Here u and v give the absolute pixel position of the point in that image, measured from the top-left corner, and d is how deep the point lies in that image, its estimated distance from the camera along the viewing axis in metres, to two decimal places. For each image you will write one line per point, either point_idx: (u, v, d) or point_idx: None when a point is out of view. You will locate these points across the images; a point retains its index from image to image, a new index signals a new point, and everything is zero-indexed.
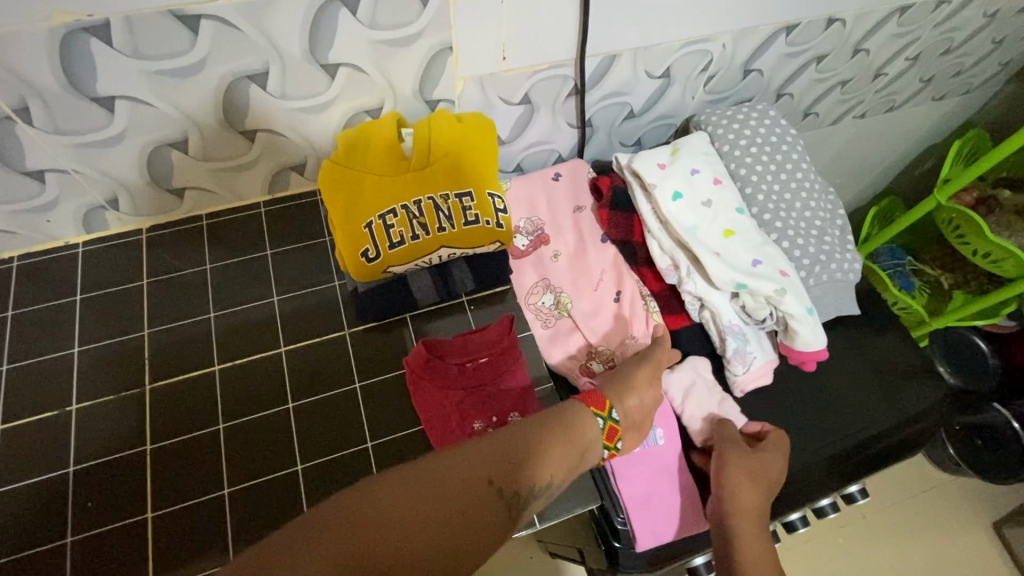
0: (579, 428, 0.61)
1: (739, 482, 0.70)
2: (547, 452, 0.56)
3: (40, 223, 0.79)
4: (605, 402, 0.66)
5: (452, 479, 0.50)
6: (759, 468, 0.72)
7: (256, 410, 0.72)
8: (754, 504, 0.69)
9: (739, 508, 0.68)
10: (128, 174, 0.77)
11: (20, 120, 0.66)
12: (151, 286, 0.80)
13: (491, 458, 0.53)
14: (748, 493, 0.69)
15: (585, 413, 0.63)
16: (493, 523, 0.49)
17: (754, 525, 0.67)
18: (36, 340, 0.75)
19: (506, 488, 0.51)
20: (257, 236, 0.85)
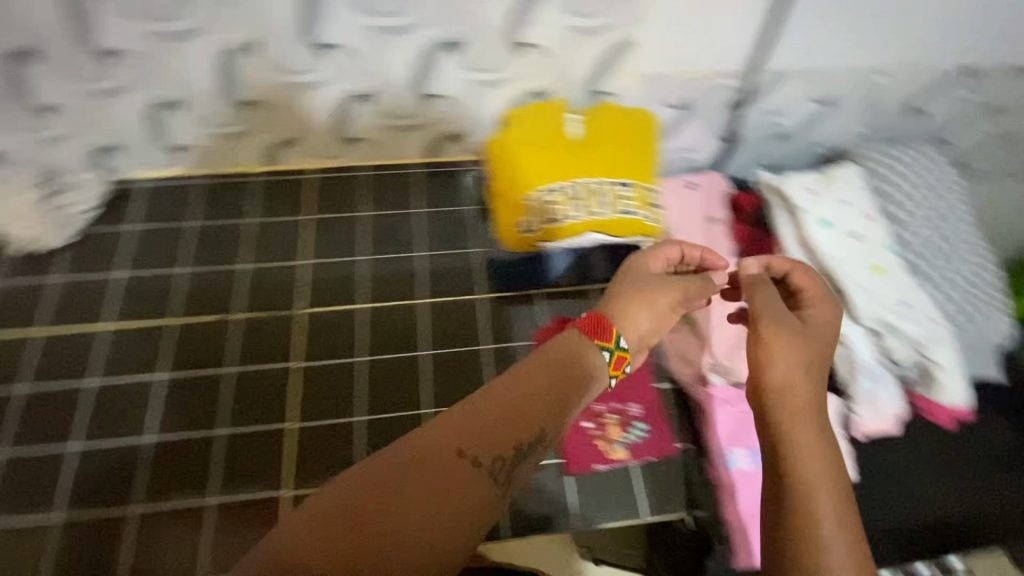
0: (569, 368, 0.55)
1: (782, 352, 0.59)
2: (534, 402, 0.51)
3: (229, 150, 0.86)
4: (610, 330, 0.60)
5: (420, 460, 0.45)
6: (808, 339, 0.61)
7: (392, 350, 0.77)
8: (799, 378, 0.58)
9: (778, 373, 0.58)
10: (313, 118, 0.83)
11: (249, 53, 0.73)
12: (310, 223, 0.86)
13: (463, 425, 0.48)
14: (789, 363, 0.58)
15: (582, 349, 0.58)
16: (471, 494, 0.44)
17: (801, 403, 0.56)
18: (208, 252, 0.83)
19: (481, 455, 0.46)
20: (407, 194, 0.89)
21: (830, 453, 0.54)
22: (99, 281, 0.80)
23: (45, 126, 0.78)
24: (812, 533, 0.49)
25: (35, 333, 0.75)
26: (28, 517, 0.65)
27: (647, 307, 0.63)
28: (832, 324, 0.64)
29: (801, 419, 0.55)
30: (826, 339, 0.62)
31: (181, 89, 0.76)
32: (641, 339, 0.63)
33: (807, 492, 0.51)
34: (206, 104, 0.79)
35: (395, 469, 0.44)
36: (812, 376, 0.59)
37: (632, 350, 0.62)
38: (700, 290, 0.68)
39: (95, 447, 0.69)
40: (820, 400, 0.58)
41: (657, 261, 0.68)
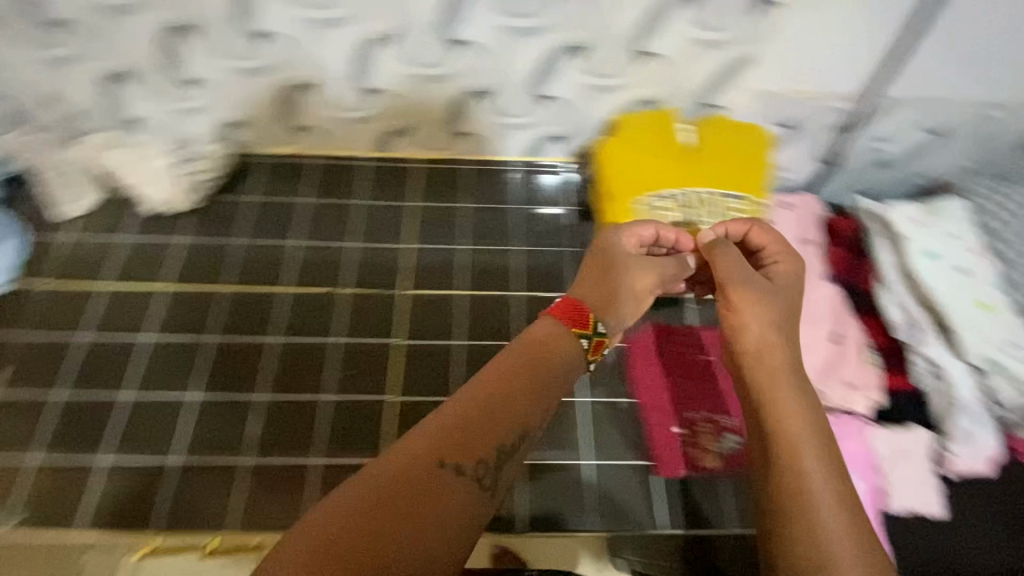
0: (548, 358, 0.55)
1: (753, 312, 0.60)
2: (517, 393, 0.50)
3: (342, 134, 0.89)
4: (587, 316, 0.60)
5: (405, 473, 0.42)
6: (777, 296, 0.62)
7: (488, 337, 0.81)
8: (769, 332, 0.59)
9: (747, 336, 0.59)
10: (428, 110, 0.85)
11: (382, 45, 0.75)
12: (415, 209, 0.90)
13: (442, 431, 0.45)
14: (759, 319, 0.59)
15: (556, 335, 0.57)
16: (461, 502, 0.43)
17: (776, 360, 0.57)
18: (318, 229, 0.87)
19: (466, 463, 0.44)
20: (505, 189, 0.93)
21: (810, 406, 0.54)
22: (217, 246, 0.85)
23: (181, 98, 0.82)
24: (802, 489, 0.49)
25: (160, 288, 0.81)
26: (150, 457, 0.70)
27: (619, 293, 0.64)
28: (795, 280, 0.64)
29: (780, 383, 0.55)
30: (790, 293, 0.63)
31: (313, 73, 0.79)
32: (619, 323, 0.63)
33: (792, 448, 0.51)
34: (332, 89, 0.82)
35: (381, 483, 0.41)
36: (784, 332, 0.59)
37: (612, 331, 0.63)
38: (671, 271, 0.68)
39: (211, 398, 0.74)
40: (796, 356, 0.58)
41: (625, 242, 0.68)
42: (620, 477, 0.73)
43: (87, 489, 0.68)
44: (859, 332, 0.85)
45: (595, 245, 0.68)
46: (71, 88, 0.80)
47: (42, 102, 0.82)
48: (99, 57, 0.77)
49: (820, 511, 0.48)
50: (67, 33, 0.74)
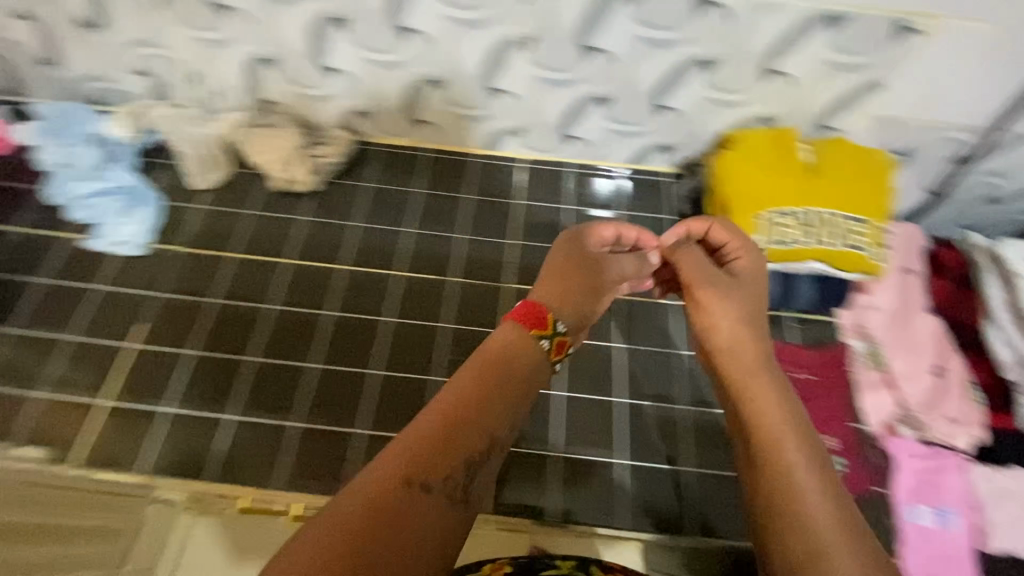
0: (507, 366, 0.51)
1: (719, 311, 0.59)
2: (479, 407, 0.47)
3: (458, 129, 0.92)
4: (546, 317, 0.56)
5: (368, 495, 0.40)
6: (739, 291, 0.61)
7: (591, 338, 0.84)
8: (738, 329, 0.57)
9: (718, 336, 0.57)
10: (546, 113, 0.87)
11: (519, 47, 0.77)
12: (521, 207, 0.93)
13: (409, 448, 0.43)
14: (725, 316, 0.58)
15: (518, 337, 0.54)
16: (433, 520, 0.41)
17: (758, 357, 0.55)
18: (430, 218, 0.92)
19: (433, 481, 0.42)
20: (609, 194, 0.94)
21: (789, 400, 0.51)
22: (337, 227, 0.89)
23: (319, 85, 0.87)
24: (788, 483, 0.46)
25: (284, 262, 0.86)
26: (271, 420, 0.74)
27: (579, 286, 0.61)
28: (757, 278, 0.63)
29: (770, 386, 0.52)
30: (756, 290, 0.61)
31: (444, 70, 0.82)
32: (580, 317, 0.60)
33: (775, 447, 0.48)
34: (458, 87, 0.84)
35: (356, 506, 0.39)
36: (752, 330, 0.57)
37: (571, 329, 0.59)
38: (634, 267, 0.68)
39: (326, 369, 0.78)
40: (766, 350, 0.56)
41: (589, 242, 0.67)
42: (705, 487, 0.75)
43: (214, 443, 0.73)
44: (961, 367, 0.82)
45: (561, 243, 0.66)
46: (223, 69, 0.86)
47: (194, 79, 0.89)
48: (251, 42, 0.82)
49: (802, 502, 0.44)
50: (228, 18, 0.79)
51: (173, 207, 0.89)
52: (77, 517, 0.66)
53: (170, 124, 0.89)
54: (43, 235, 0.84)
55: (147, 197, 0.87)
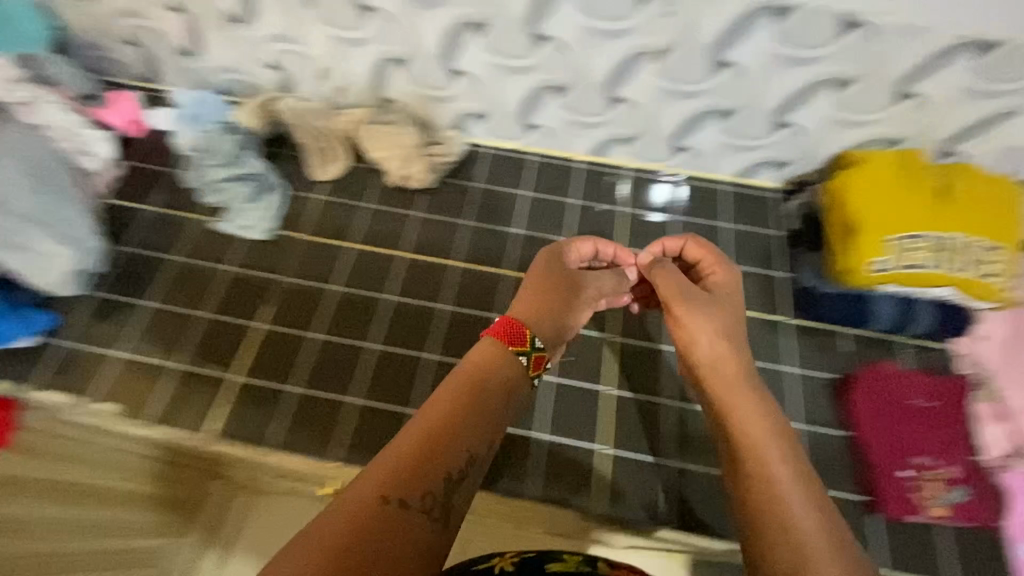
0: (486, 382, 0.58)
1: (698, 328, 0.65)
2: (458, 421, 0.54)
3: (570, 135, 0.94)
4: (525, 333, 0.63)
5: (352, 516, 0.45)
6: (714, 307, 0.67)
7: None
8: (723, 350, 0.64)
9: (698, 349, 0.65)
10: (664, 124, 0.88)
11: (652, 57, 0.78)
12: (628, 215, 0.94)
13: (391, 470, 0.48)
14: (703, 333, 0.65)
15: (493, 357, 0.60)
16: (418, 526, 0.47)
17: (732, 377, 0.62)
18: (540, 221, 0.93)
19: (412, 496, 0.47)
20: (717, 206, 0.94)
21: (769, 417, 0.59)
22: (450, 225, 0.92)
23: (443, 86, 0.90)
24: (776, 499, 0.52)
25: (401, 256, 0.89)
26: (391, 405, 0.78)
27: (557, 303, 0.68)
28: (733, 297, 0.70)
29: (743, 410, 0.59)
30: (727, 309, 0.68)
31: (571, 77, 0.83)
32: (556, 335, 0.67)
33: (760, 462, 0.55)
34: (581, 94, 0.86)
35: (354, 517, 0.45)
36: (729, 353, 0.64)
37: (549, 344, 0.67)
38: (610, 284, 0.75)
39: (441, 359, 0.81)
40: (747, 370, 0.63)
41: (568, 258, 0.74)
42: None
43: (338, 425, 0.76)
44: None
45: (542, 255, 0.73)
46: (353, 66, 0.90)
47: (323, 75, 0.92)
48: (386, 42, 0.85)
49: (788, 513, 0.51)
50: (369, 18, 0.82)
51: (294, 195, 0.93)
52: (100, 475, 0.74)
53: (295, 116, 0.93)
54: (176, 214, 0.89)
55: (274, 183, 0.91)
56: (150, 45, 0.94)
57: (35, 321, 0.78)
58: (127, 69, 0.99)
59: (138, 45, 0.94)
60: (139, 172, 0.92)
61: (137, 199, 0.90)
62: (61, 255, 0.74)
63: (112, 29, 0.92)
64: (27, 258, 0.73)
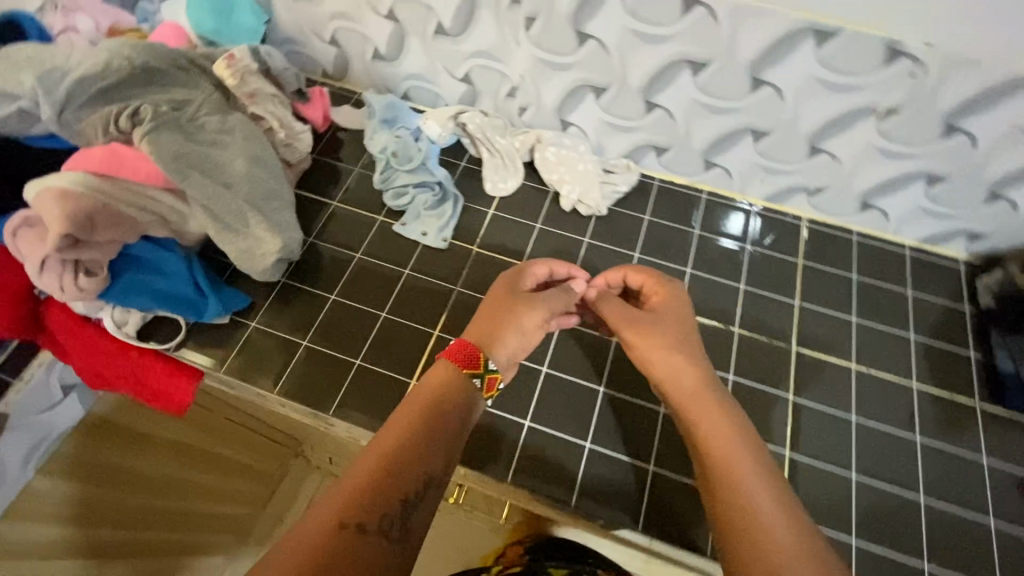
0: (444, 403, 0.61)
1: (653, 356, 0.67)
2: (412, 445, 0.57)
3: (753, 179, 0.92)
4: (475, 356, 0.65)
5: (301, 546, 0.49)
6: (665, 332, 0.68)
7: (887, 423, 0.79)
8: (684, 374, 0.65)
9: (658, 371, 0.66)
10: (862, 181, 0.85)
11: (874, 115, 0.76)
12: (805, 268, 0.91)
13: (338, 500, 0.52)
14: (667, 364, 0.66)
15: (441, 382, 0.63)
16: (368, 548, 0.50)
17: (703, 402, 0.62)
18: (714, 262, 0.91)
19: (363, 522, 0.51)
20: (900, 272, 0.91)
21: (744, 441, 0.59)
22: (621, 255, 0.91)
23: (633, 118, 0.89)
24: (761, 530, 0.51)
25: None
26: (570, 438, 0.76)
27: (516, 330, 0.69)
28: (679, 311, 0.71)
29: (718, 443, 0.59)
30: (672, 325, 0.69)
31: (778, 125, 0.81)
32: (512, 356, 0.69)
33: (739, 487, 0.55)
34: (782, 142, 0.83)
35: (310, 542, 0.49)
36: (678, 375, 0.65)
37: (502, 367, 0.69)
38: (560, 293, 0.74)
39: (615, 394, 0.79)
40: (712, 385, 0.64)
41: (525, 279, 0.75)
42: None
43: (517, 450, 0.75)
44: None
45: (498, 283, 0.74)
46: (547, 88, 0.90)
47: (512, 93, 0.93)
48: (589, 70, 0.84)
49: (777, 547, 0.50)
50: (580, 45, 0.81)
51: (470, 207, 0.94)
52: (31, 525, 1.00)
53: (479, 130, 0.96)
54: (359, 213, 0.92)
55: (455, 194, 0.93)
56: (349, 46, 0.97)
57: (232, 299, 0.81)
58: (318, 66, 1.03)
59: (336, 45, 0.98)
60: (326, 167, 0.97)
61: (325, 194, 0.94)
62: (270, 242, 0.77)
63: (318, 28, 0.96)
64: (242, 244, 0.77)
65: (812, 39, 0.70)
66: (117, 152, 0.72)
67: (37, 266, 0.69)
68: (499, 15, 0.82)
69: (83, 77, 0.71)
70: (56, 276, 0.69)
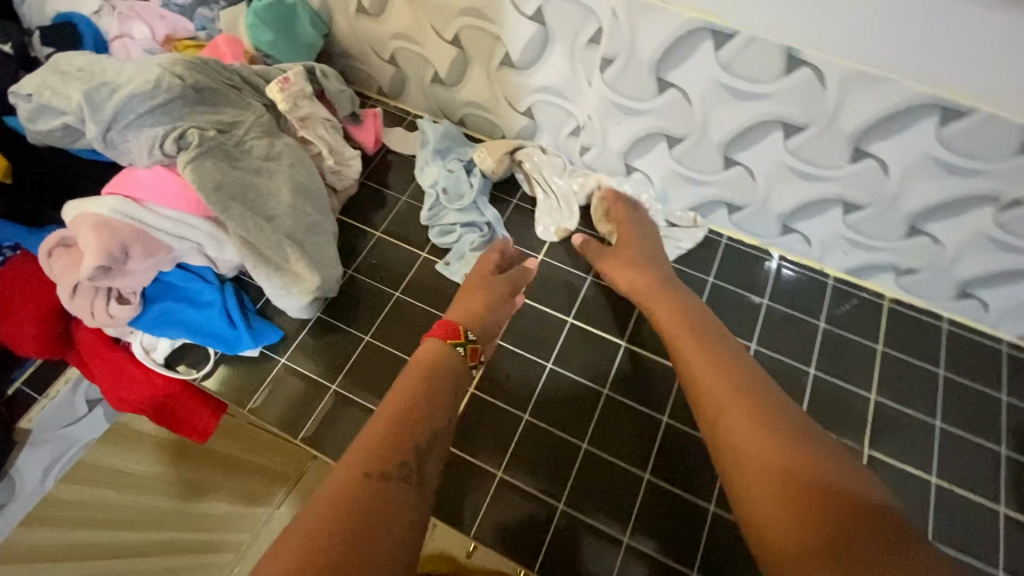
0: (440, 371, 0.62)
1: (617, 271, 0.79)
2: (420, 393, 0.59)
3: (835, 250, 0.82)
4: (457, 328, 0.67)
5: (334, 485, 0.48)
6: (630, 250, 0.80)
7: (969, 553, 0.69)
8: (646, 282, 0.76)
9: (623, 282, 0.78)
10: (964, 269, 0.75)
11: (994, 205, 0.66)
12: (885, 356, 0.81)
13: (367, 446, 0.52)
14: (632, 276, 0.77)
15: (435, 350, 0.64)
16: (398, 496, 0.50)
17: (664, 299, 0.73)
18: (780, 339, 0.82)
19: (392, 467, 0.51)
20: (998, 373, 0.79)
21: (707, 336, 0.66)
22: None
23: (707, 173, 0.81)
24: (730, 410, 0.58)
25: (626, 345, 0.80)
26: (604, 529, 0.69)
27: (485, 308, 0.71)
28: (643, 229, 0.82)
29: (683, 334, 0.67)
30: (645, 256, 0.79)
31: (876, 200, 0.72)
32: (488, 331, 0.71)
33: (703, 376, 0.62)
34: (877, 218, 0.74)
35: (351, 484, 0.49)
36: (655, 296, 0.74)
37: (482, 342, 0.70)
38: (516, 277, 0.77)
39: (661, 484, 0.71)
40: (675, 291, 0.74)
41: (482, 262, 0.78)
42: None
43: (547, 536, 0.69)
44: None
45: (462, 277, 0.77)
46: (615, 132, 0.82)
47: (575, 132, 0.86)
48: (665, 119, 0.76)
49: (748, 424, 0.56)
50: (660, 93, 0.73)
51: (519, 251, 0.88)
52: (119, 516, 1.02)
53: (536, 168, 0.89)
54: (402, 247, 0.87)
55: (504, 237, 0.86)
56: (407, 67, 0.92)
57: (264, 334, 0.77)
58: (374, 82, 0.98)
59: (395, 64, 0.93)
60: (371, 191, 0.92)
61: (368, 222, 0.89)
62: (308, 280, 0.72)
63: (377, 47, 0.91)
64: (280, 280, 0.73)
65: (936, 116, 0.61)
66: (161, 178, 0.69)
67: (70, 289, 0.67)
68: (573, 53, 0.75)
69: (131, 95, 0.67)
70: (88, 300, 0.67)
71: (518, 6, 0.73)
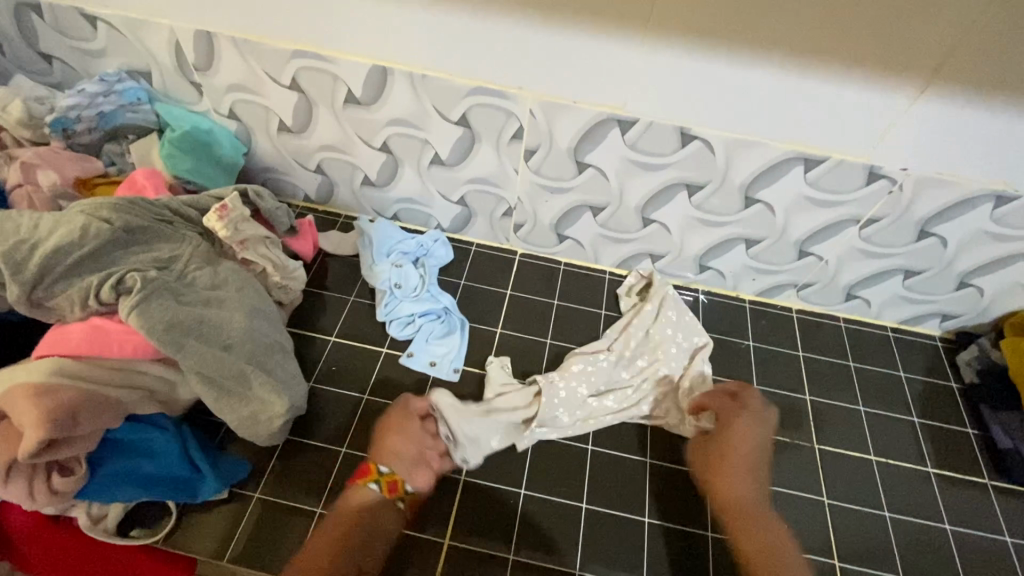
0: (360, 519, 0.64)
1: (717, 465, 0.73)
2: (329, 550, 0.60)
3: (746, 279, 0.95)
4: (370, 469, 0.67)
5: None
6: (734, 449, 0.73)
7: (919, 515, 0.80)
8: (743, 483, 0.70)
9: (719, 477, 0.72)
10: (846, 276, 0.91)
11: (857, 224, 0.82)
12: (806, 359, 0.93)
13: None
14: (735, 477, 0.71)
15: (356, 493, 0.66)
16: None
17: (745, 501, 0.69)
18: (724, 363, 0.91)
19: None
20: (890, 355, 0.95)
21: (769, 535, 0.65)
22: None
23: (631, 232, 0.91)
24: None
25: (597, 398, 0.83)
26: None
27: (404, 439, 0.70)
28: (747, 432, 0.74)
29: (748, 527, 0.66)
30: (752, 464, 0.72)
31: (769, 233, 0.86)
32: (414, 456, 0.69)
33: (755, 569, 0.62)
34: (775, 247, 0.88)
35: None
36: (740, 504, 0.68)
37: (411, 468, 0.69)
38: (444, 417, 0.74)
39: (663, 522, 0.74)
40: (752, 489, 0.70)
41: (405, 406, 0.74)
42: None
43: None
44: None
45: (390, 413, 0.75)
46: (544, 208, 0.90)
47: (507, 213, 0.93)
48: (587, 193, 0.86)
49: None
50: (580, 172, 0.83)
51: (476, 328, 0.90)
52: None
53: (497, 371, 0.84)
54: (361, 347, 0.86)
55: (461, 321, 0.89)
56: (335, 174, 0.95)
57: (232, 471, 0.71)
58: (299, 191, 0.99)
59: (322, 173, 0.95)
60: (315, 298, 0.91)
61: (315, 329, 0.87)
62: (275, 404, 0.70)
63: (301, 159, 0.93)
64: (245, 409, 0.69)
65: (802, 165, 0.76)
66: (99, 329, 0.65)
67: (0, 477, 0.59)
68: (499, 148, 0.83)
69: (59, 248, 0.64)
70: (23, 485, 0.60)
71: (443, 114, 0.81)
